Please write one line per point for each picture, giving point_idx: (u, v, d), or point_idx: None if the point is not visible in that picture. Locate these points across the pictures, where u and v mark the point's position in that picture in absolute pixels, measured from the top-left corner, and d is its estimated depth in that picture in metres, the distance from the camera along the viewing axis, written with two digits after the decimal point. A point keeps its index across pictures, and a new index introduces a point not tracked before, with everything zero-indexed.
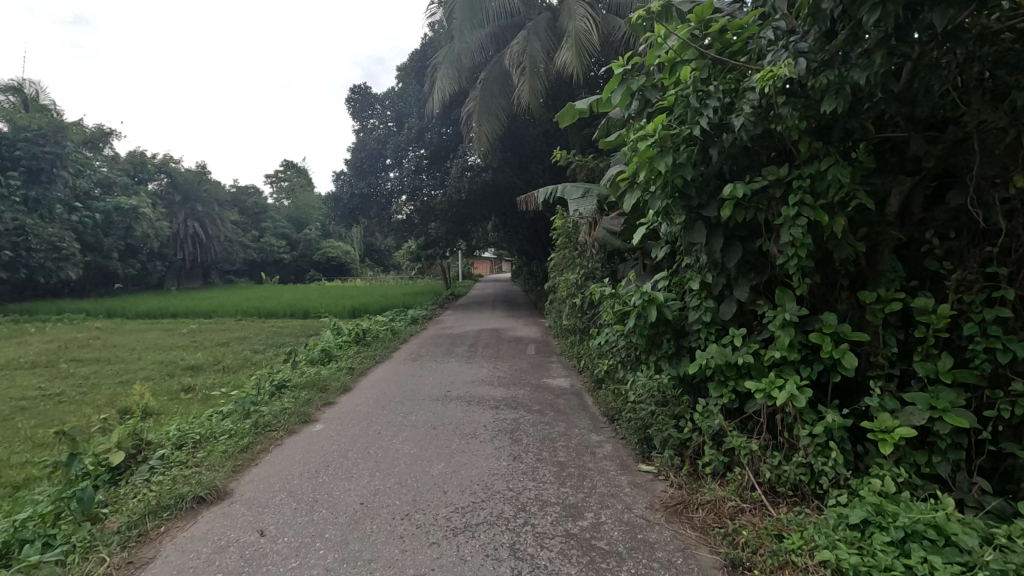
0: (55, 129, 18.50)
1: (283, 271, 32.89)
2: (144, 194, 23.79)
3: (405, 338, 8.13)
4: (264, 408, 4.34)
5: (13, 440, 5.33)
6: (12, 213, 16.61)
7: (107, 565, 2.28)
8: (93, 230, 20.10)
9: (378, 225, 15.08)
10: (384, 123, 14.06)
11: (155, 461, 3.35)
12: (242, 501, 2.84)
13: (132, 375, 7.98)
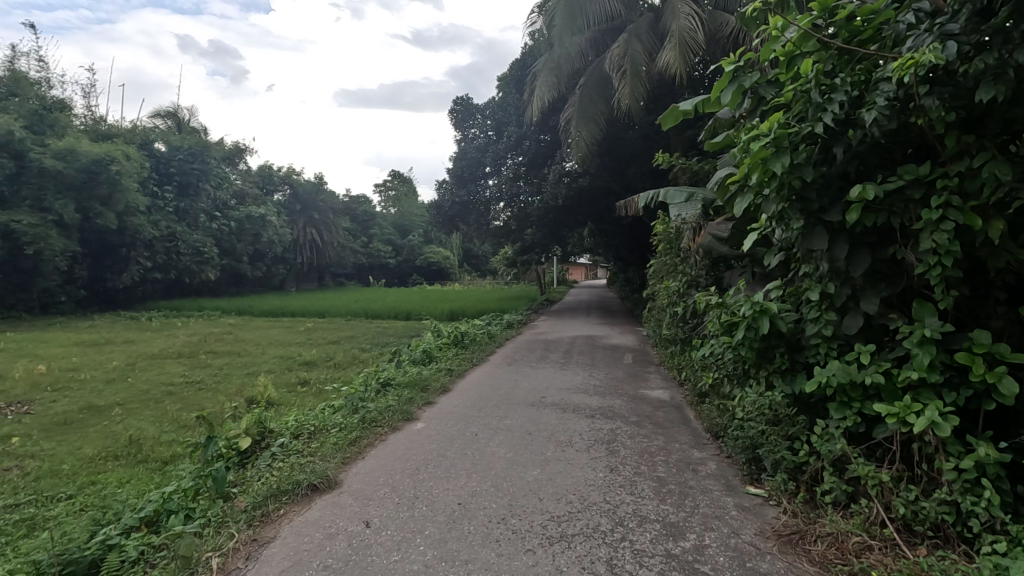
0: (201, 148, 20.99)
1: (388, 275, 34.74)
2: (271, 204, 26.23)
3: (501, 342, 8.27)
4: (370, 404, 4.60)
5: (163, 420, 6.13)
6: (166, 222, 19.20)
7: (236, 540, 2.52)
8: (229, 236, 22.55)
9: (477, 231, 15.51)
10: (485, 132, 14.44)
11: (277, 448, 3.66)
12: (350, 492, 3.02)
13: (258, 368, 8.84)
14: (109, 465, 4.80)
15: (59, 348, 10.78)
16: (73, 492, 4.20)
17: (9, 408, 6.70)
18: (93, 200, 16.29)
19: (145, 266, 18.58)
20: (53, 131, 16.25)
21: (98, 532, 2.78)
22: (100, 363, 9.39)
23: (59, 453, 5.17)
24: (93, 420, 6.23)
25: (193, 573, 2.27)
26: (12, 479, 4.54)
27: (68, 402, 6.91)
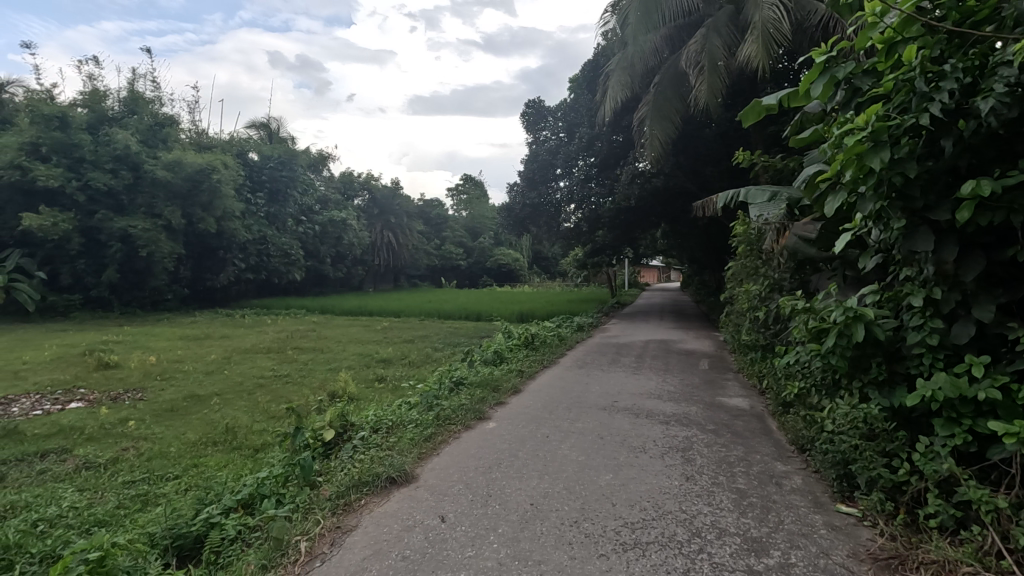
0: (289, 157, 22.40)
1: (459, 277, 35.39)
2: (351, 209, 27.53)
3: (571, 345, 8.21)
4: (444, 402, 4.72)
5: (255, 410, 6.60)
6: (258, 226, 20.65)
7: (322, 526, 2.66)
8: (313, 239, 23.88)
9: (547, 233, 15.50)
10: (556, 134, 14.41)
11: (358, 441, 3.84)
12: (426, 486, 3.11)
13: (338, 364, 9.32)
14: (209, 449, 5.24)
15: (166, 341, 11.87)
16: (179, 473, 4.63)
17: (126, 394, 7.46)
18: (196, 206, 17.80)
19: (239, 267, 20.08)
20: (164, 144, 17.95)
21: (202, 511, 3.05)
22: (200, 356, 10.24)
23: (167, 437, 5.70)
24: (195, 408, 6.81)
25: (283, 554, 2.43)
26: (129, 458, 5.06)
27: (175, 391, 7.59)
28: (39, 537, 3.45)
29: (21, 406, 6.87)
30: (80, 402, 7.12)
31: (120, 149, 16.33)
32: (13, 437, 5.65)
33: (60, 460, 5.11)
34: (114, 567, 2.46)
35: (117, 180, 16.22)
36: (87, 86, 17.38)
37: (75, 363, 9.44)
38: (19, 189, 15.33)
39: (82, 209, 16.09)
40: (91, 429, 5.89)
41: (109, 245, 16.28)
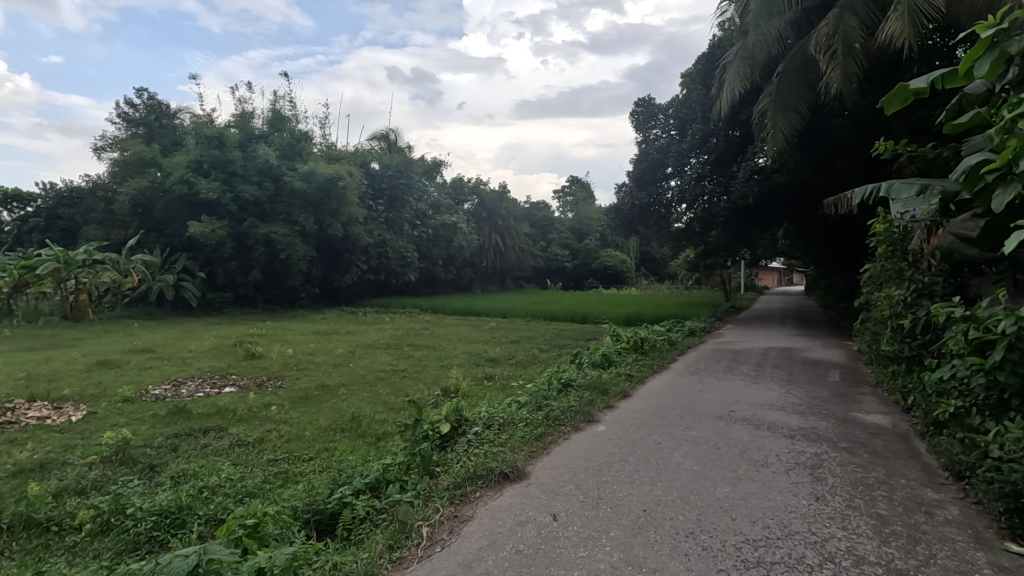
0: (406, 165, 23.78)
1: (565, 278, 35.19)
2: (462, 213, 28.57)
3: (682, 350, 7.89)
4: (553, 403, 4.76)
5: (377, 402, 7.11)
6: (379, 231, 22.19)
7: (441, 514, 2.82)
8: (426, 242, 25.12)
9: (656, 234, 15.03)
10: (667, 132, 13.70)
11: (472, 435, 4.00)
12: (537, 484, 3.17)
13: (450, 361, 9.75)
14: (338, 435, 5.75)
15: (300, 335, 13.14)
16: (313, 454, 5.14)
17: (269, 382, 8.38)
18: (326, 213, 19.51)
19: (362, 268, 21.70)
20: (299, 158, 19.87)
21: (336, 490, 3.36)
22: (329, 349, 11.22)
23: (303, 421, 6.33)
24: (326, 397, 7.50)
25: (407, 537, 2.61)
26: (273, 439, 5.70)
27: (309, 380, 8.41)
28: (205, 501, 4.01)
29: (188, 388, 7.99)
30: (233, 387, 8.13)
31: (263, 164, 18.35)
32: (183, 414, 6.59)
33: (219, 436, 5.88)
34: (266, 534, 2.80)
35: (262, 191, 18.28)
36: (239, 109, 19.74)
37: (228, 352, 10.77)
38: (186, 201, 17.83)
39: (234, 217, 18.30)
40: (242, 411, 6.71)
41: (255, 249, 18.37)
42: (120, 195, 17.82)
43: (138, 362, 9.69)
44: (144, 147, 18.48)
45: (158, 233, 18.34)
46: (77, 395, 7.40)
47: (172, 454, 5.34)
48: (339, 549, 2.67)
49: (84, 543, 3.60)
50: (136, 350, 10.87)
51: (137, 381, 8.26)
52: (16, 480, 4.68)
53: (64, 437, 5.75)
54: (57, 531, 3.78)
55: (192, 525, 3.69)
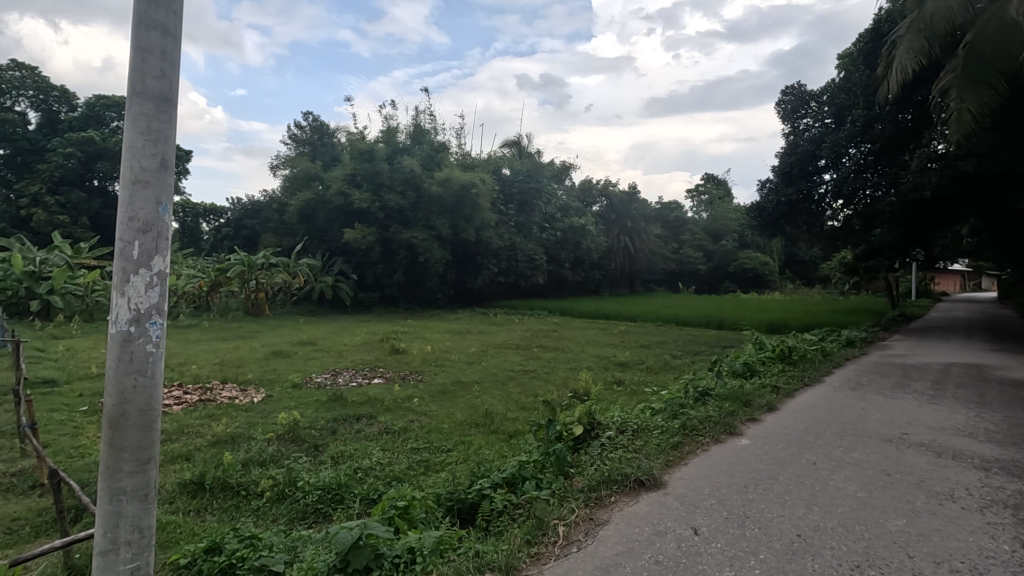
0: (536, 170, 24.22)
1: (699, 281, 33.38)
2: (591, 215, 28.32)
3: (840, 363, 7.08)
4: (690, 412, 4.54)
5: (509, 400, 7.34)
6: (509, 234, 22.90)
7: (576, 514, 2.83)
8: (554, 245, 25.33)
9: (806, 234, 13.70)
10: (821, 121, 12.27)
11: (606, 439, 3.95)
12: (675, 495, 3.06)
13: (579, 364, 9.77)
14: (472, 430, 6.04)
15: (438, 334, 14.01)
16: (451, 446, 5.45)
17: (411, 375, 9.06)
18: (461, 218, 20.53)
19: (494, 271, 22.48)
20: (438, 167, 21.15)
21: (476, 481, 3.52)
22: (463, 348, 11.82)
23: (441, 415, 6.73)
24: (462, 392, 7.94)
25: (544, 534, 2.66)
26: (416, 429, 6.15)
27: (446, 376, 8.96)
28: (360, 481, 4.45)
29: (344, 377, 8.92)
30: (380, 378, 8.94)
31: (408, 174, 19.85)
32: (340, 401, 7.36)
33: (369, 423, 6.48)
34: (413, 516, 3.04)
35: (405, 199, 19.77)
36: (385, 125, 21.56)
37: (375, 347, 11.80)
38: (342, 210, 19.88)
39: (382, 224, 19.99)
40: (389, 401, 7.32)
41: (398, 253, 19.92)
42: (290, 207, 20.39)
43: (304, 353, 11.01)
44: (309, 164, 20.94)
45: (319, 240, 20.67)
46: (258, 380, 8.61)
47: (332, 436, 6.00)
48: (480, 538, 2.82)
49: (265, 508, 4.17)
50: (303, 342, 12.34)
51: (303, 370, 9.38)
52: (215, 449, 5.57)
53: (249, 415, 6.72)
54: (245, 495, 4.42)
55: (351, 501, 4.12)
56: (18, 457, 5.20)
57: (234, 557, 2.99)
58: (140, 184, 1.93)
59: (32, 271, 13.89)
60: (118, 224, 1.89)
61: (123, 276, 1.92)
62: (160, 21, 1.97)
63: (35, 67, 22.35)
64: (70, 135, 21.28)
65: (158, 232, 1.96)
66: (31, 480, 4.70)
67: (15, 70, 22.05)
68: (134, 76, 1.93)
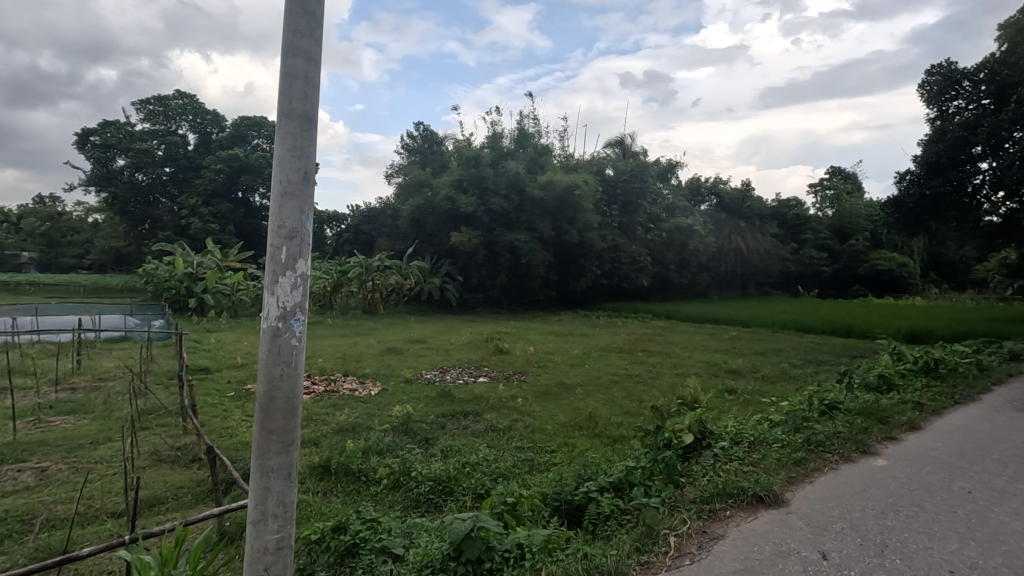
0: (641, 169, 23.60)
1: (822, 284, 30.61)
2: (700, 214, 27.01)
3: (1001, 379, 6.14)
4: (815, 426, 4.18)
5: (613, 404, 7.23)
6: (612, 236, 22.62)
7: (688, 526, 2.74)
8: (660, 246, 24.48)
9: (956, 231, 12.09)
10: (976, 103, 10.73)
11: (719, 449, 3.76)
12: (799, 514, 2.85)
13: (686, 370, 9.37)
14: (576, 432, 6.04)
15: (540, 335, 14.12)
16: (555, 447, 5.49)
17: (515, 376, 9.23)
18: (564, 220, 20.56)
19: (596, 272, 22.23)
20: (542, 169, 21.30)
21: (582, 484, 3.52)
22: (566, 350, 11.84)
23: (544, 415, 6.80)
24: (565, 394, 7.96)
25: (654, 542, 2.61)
26: (520, 428, 6.27)
27: (549, 377, 9.02)
28: (468, 475, 4.62)
29: (451, 375, 9.29)
30: (485, 377, 9.22)
31: (512, 177, 20.26)
32: (448, 397, 7.67)
33: (476, 420, 6.69)
34: (521, 513, 3.10)
35: (509, 203, 20.19)
36: (491, 131, 22.17)
37: (481, 347, 12.19)
38: (449, 215, 20.74)
39: (487, 227, 20.55)
40: (494, 399, 7.53)
41: (502, 255, 20.40)
42: (403, 212, 21.60)
43: (415, 350, 11.63)
44: (420, 171, 22.09)
45: (428, 243, 21.70)
46: (375, 374, 9.25)
47: (441, 430, 6.28)
48: (588, 540, 2.82)
49: (383, 494, 4.46)
50: (413, 340, 13.05)
51: (415, 366, 9.92)
52: (338, 436, 6.06)
53: (367, 407, 7.23)
54: (365, 480, 4.76)
55: (460, 494, 4.31)
56: (181, 434, 6.03)
57: (357, 538, 3.23)
58: (287, 195, 2.16)
59: (190, 272, 16.05)
60: (269, 231, 2.14)
61: (273, 277, 2.16)
62: (305, 48, 2.20)
63: (194, 95, 25.71)
64: (220, 153, 24.23)
65: (301, 238, 2.18)
66: (192, 454, 5.43)
67: (178, 98, 25.55)
68: (283, 99, 2.18)
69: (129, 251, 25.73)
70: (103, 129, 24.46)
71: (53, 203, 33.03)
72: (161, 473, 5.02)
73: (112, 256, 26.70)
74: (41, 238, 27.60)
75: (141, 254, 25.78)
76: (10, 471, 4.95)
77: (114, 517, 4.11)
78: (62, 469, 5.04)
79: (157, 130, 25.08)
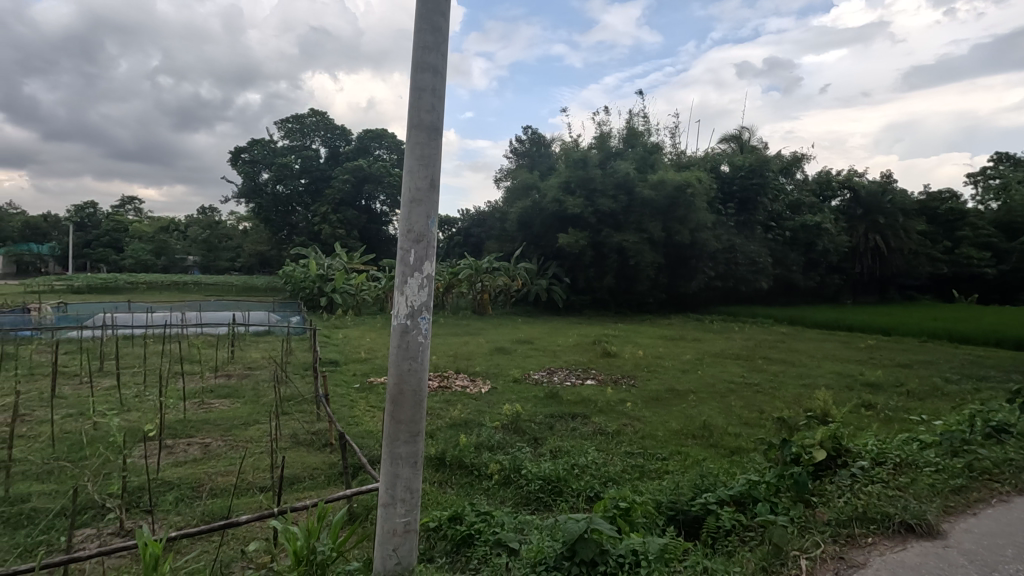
0: (761, 163, 21.99)
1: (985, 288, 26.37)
2: (831, 210, 24.61)
3: None
4: (978, 451, 3.64)
5: (730, 414, 6.83)
6: (728, 236, 21.45)
7: (822, 550, 2.54)
8: (782, 246, 22.67)
9: None
10: None
11: (857, 470, 3.41)
12: (959, 550, 2.52)
13: (813, 381, 8.59)
14: (689, 440, 5.80)
15: (650, 339, 13.70)
16: (667, 455, 5.31)
17: (623, 380, 9.04)
18: (675, 220, 19.82)
19: (710, 274, 21.12)
20: (652, 168, 20.66)
21: (700, 494, 3.38)
22: (676, 354, 11.39)
23: (655, 421, 6.60)
24: (676, 400, 7.66)
25: (783, 564, 2.46)
26: (629, 433, 6.14)
27: (659, 382, 8.72)
28: (577, 477, 4.62)
29: (559, 376, 9.33)
30: (593, 380, 9.14)
31: (621, 177, 19.87)
32: (556, 398, 7.72)
33: (584, 423, 6.67)
34: (635, 519, 3.05)
35: (617, 203, 19.83)
36: (599, 131, 21.92)
37: (587, 349, 12.09)
38: (556, 216, 20.84)
39: (594, 228, 20.33)
40: (602, 403, 7.44)
41: (610, 256, 20.07)
42: (511, 215, 22.07)
43: (523, 351, 11.83)
44: (528, 174, 22.39)
45: (535, 245, 21.96)
46: (485, 372, 9.53)
47: (550, 431, 6.33)
48: (707, 555, 2.72)
49: (494, 489, 4.61)
50: (521, 340, 13.30)
51: (522, 366, 10.08)
52: (452, 430, 6.34)
53: (479, 404, 7.48)
54: (477, 475, 4.94)
55: (568, 496, 4.33)
56: (315, 420, 6.65)
57: (472, 529, 3.37)
58: (415, 202, 2.31)
59: (322, 273, 17.66)
60: (400, 235, 2.31)
61: (403, 278, 2.33)
62: (432, 63, 2.34)
63: (325, 112, 28.23)
64: (347, 165, 26.37)
65: (427, 241, 2.32)
66: (324, 439, 5.97)
67: (312, 116, 28.21)
68: (412, 111, 2.34)
69: (271, 254, 28.89)
70: (252, 147, 27.69)
71: (212, 213, 37.97)
72: (300, 454, 5.58)
73: (258, 259, 30.11)
74: (204, 243, 31.89)
75: (281, 257, 28.82)
76: (182, 444, 5.78)
77: (262, 491, 4.65)
78: (221, 445, 5.78)
79: (295, 145, 27.88)
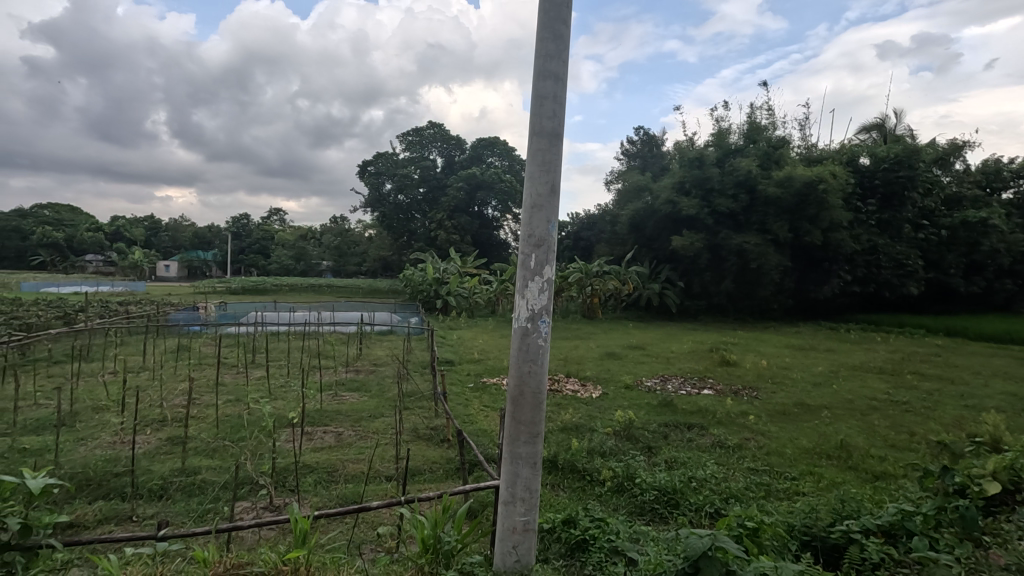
0: (910, 153, 19.23)
1: None
2: (1001, 204, 21.17)
3: None
4: None
5: (872, 434, 6.12)
6: (868, 235, 19.32)
7: None
8: (936, 246, 19.92)
9: None
10: None
11: None
12: None
13: (980, 402, 7.43)
14: (823, 461, 5.29)
15: (775, 348, 12.71)
16: (797, 475, 4.89)
17: (745, 391, 8.44)
18: (805, 219, 18.27)
19: (847, 278, 19.11)
20: (777, 164, 19.19)
21: (840, 521, 3.09)
22: (806, 366, 10.45)
23: (782, 437, 6.11)
24: (806, 416, 7.01)
25: None
26: (752, 448, 5.74)
27: (786, 396, 8.04)
28: (695, 491, 4.42)
29: (672, 384, 8.96)
30: (710, 390, 8.64)
31: (742, 175, 18.69)
32: (671, 407, 7.42)
33: (701, 434, 6.35)
34: (763, 541, 2.85)
35: (737, 203, 18.72)
36: (717, 127, 20.80)
37: (704, 357, 11.51)
38: (671, 218, 20.12)
39: (711, 230, 19.33)
40: (721, 414, 7.02)
41: (728, 259, 18.92)
42: (622, 218, 21.66)
43: (634, 356, 11.54)
44: (640, 176, 21.77)
45: (647, 248, 21.35)
46: (596, 378, 9.43)
47: (664, 440, 6.11)
48: None
49: (607, 496, 4.54)
50: (632, 346, 12.99)
51: (634, 373, 9.84)
52: (564, 434, 6.37)
53: (590, 409, 7.43)
54: (590, 480, 4.89)
55: (686, 510, 4.17)
56: (433, 416, 7.02)
57: (587, 534, 3.35)
58: (536, 207, 2.36)
59: (438, 277, 18.57)
60: (521, 240, 2.37)
61: (524, 281, 2.38)
62: (553, 69, 2.38)
63: (442, 124, 29.70)
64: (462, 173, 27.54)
65: (547, 245, 2.36)
66: (442, 435, 6.28)
67: (430, 128, 29.84)
68: (534, 118, 2.39)
69: (393, 259, 30.96)
70: (377, 160, 29.90)
71: (343, 222, 41.58)
72: (420, 447, 5.92)
73: (381, 264, 32.41)
74: (335, 249, 34.93)
75: (401, 262, 30.77)
76: (319, 432, 6.38)
77: (389, 480, 4.99)
78: (352, 434, 6.29)
79: (414, 156, 29.63)
